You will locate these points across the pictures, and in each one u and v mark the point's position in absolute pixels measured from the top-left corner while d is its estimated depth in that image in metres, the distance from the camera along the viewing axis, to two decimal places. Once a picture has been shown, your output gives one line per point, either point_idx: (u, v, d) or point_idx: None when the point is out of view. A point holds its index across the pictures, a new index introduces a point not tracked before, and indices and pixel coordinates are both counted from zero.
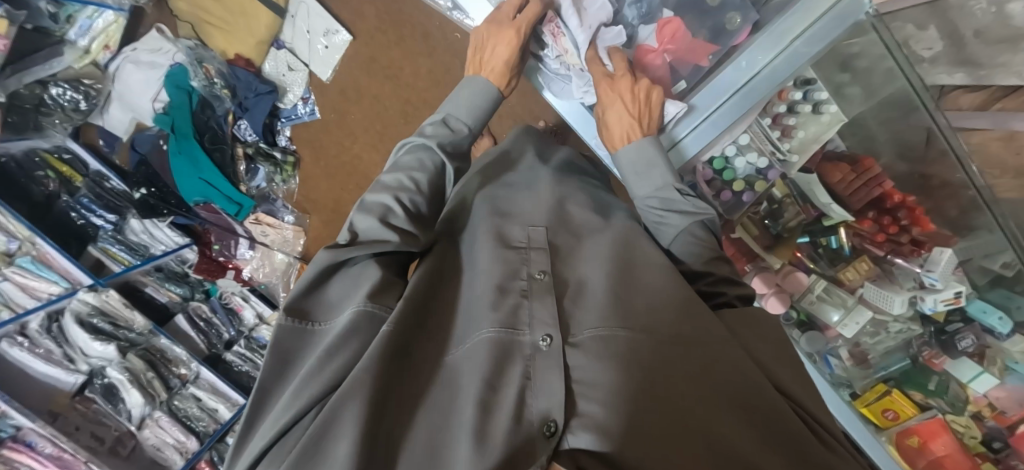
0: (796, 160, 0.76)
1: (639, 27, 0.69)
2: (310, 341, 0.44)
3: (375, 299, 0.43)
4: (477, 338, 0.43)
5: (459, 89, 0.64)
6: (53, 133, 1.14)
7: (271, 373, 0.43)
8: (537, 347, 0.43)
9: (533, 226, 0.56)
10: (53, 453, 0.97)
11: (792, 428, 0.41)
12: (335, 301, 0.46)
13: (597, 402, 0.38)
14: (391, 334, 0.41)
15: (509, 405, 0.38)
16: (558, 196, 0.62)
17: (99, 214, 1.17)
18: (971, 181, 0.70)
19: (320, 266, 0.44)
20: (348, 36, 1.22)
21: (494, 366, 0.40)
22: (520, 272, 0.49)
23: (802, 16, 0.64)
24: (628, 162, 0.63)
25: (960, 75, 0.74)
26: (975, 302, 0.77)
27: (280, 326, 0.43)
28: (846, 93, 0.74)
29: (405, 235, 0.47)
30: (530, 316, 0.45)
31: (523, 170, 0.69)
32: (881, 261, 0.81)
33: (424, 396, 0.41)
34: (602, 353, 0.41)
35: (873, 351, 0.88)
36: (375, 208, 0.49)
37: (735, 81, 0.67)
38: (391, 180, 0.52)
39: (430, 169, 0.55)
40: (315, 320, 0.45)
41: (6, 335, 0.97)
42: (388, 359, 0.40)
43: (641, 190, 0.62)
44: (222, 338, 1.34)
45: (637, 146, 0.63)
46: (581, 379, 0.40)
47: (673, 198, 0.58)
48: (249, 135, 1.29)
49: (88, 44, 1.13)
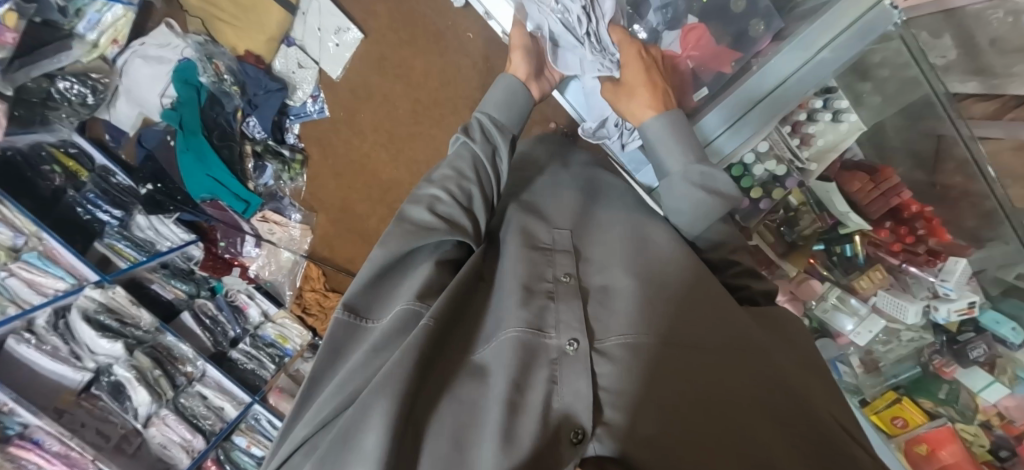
0: (815, 169, 0.77)
1: (664, 32, 0.69)
2: (360, 337, 0.45)
3: (423, 298, 0.43)
4: (503, 338, 0.42)
5: (493, 89, 0.63)
6: (59, 127, 1.13)
7: (322, 363, 0.43)
8: (564, 351, 0.42)
9: (557, 228, 0.55)
10: (59, 451, 0.93)
11: (837, 443, 0.39)
12: (390, 298, 0.47)
13: (621, 412, 0.37)
14: (430, 328, 0.40)
15: (535, 407, 0.38)
16: (579, 201, 0.62)
17: (105, 209, 1.16)
18: (991, 189, 0.69)
19: (374, 264, 0.45)
20: (359, 34, 1.23)
21: (521, 367, 0.40)
22: (546, 273, 0.49)
23: (829, 28, 0.63)
24: (658, 135, 0.58)
25: (974, 83, 0.77)
26: (989, 312, 0.77)
27: (339, 320, 0.44)
28: (866, 101, 0.75)
29: (453, 225, 0.49)
30: (556, 319, 0.45)
31: (547, 175, 0.68)
32: (895, 270, 0.82)
33: (450, 390, 0.40)
34: (629, 362, 0.40)
35: (884, 359, 0.88)
36: (424, 199, 0.50)
37: (763, 88, 0.65)
38: (438, 176, 0.53)
39: (469, 157, 0.55)
40: (368, 319, 0.46)
41: (12, 331, 0.95)
42: (422, 359, 0.39)
43: (676, 163, 0.56)
44: (228, 337, 1.30)
45: (669, 117, 0.58)
46: (608, 386, 0.39)
47: (713, 172, 0.54)
48: (258, 132, 1.28)
49: (97, 38, 1.12)
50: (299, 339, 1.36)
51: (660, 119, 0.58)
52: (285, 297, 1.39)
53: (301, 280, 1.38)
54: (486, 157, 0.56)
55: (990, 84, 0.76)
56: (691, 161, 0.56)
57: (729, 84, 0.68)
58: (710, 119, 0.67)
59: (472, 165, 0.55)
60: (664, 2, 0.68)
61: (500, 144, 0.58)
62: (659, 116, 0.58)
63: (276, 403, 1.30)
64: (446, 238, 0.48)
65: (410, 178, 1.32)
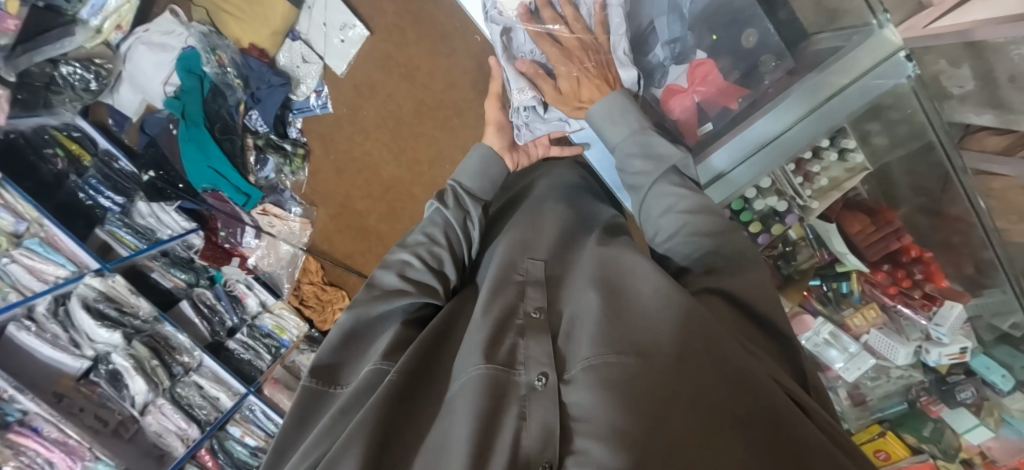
0: (818, 206, 0.76)
1: (671, 67, 0.69)
2: (330, 401, 0.47)
3: (390, 358, 0.47)
4: (470, 375, 0.43)
5: (468, 159, 0.66)
6: (62, 111, 1.12)
7: (289, 431, 0.46)
8: (533, 387, 0.43)
9: (533, 258, 0.60)
10: (57, 438, 0.94)
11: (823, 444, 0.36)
12: (360, 363, 0.50)
13: (592, 438, 0.36)
14: (396, 381, 0.43)
15: (505, 446, 0.38)
16: (562, 236, 0.66)
17: (107, 196, 1.15)
18: (977, 215, 0.71)
19: (343, 327, 0.49)
20: (364, 32, 1.22)
21: (491, 407, 0.40)
22: (518, 310, 0.51)
23: (836, 78, 0.61)
24: (600, 118, 0.63)
25: (989, 116, 0.79)
26: (980, 357, 0.77)
27: (306, 387, 0.46)
28: (872, 141, 0.73)
29: (425, 286, 0.54)
30: (525, 355, 0.46)
31: (530, 208, 0.71)
32: (891, 310, 0.81)
33: (424, 438, 0.41)
34: (597, 386, 0.39)
35: (871, 394, 0.86)
36: (394, 263, 0.55)
37: (767, 134, 0.64)
38: (412, 240, 0.57)
39: (442, 223, 0.59)
40: (337, 384, 0.48)
41: (13, 318, 0.97)
42: (388, 410, 0.41)
43: (617, 134, 0.62)
44: (225, 326, 1.32)
45: (608, 99, 0.63)
46: (580, 415, 0.39)
47: (651, 140, 0.60)
48: (261, 126, 1.28)
49: (100, 24, 1.11)
50: (296, 330, 1.39)
51: (598, 104, 0.63)
52: (284, 289, 1.40)
53: (300, 273, 1.40)
54: (457, 221, 0.59)
55: (1005, 119, 0.77)
56: (637, 130, 0.61)
57: (735, 121, 0.67)
58: (719, 156, 0.65)
59: (444, 231, 0.58)
60: (671, 38, 0.68)
61: (471, 211, 0.61)
62: (602, 100, 0.63)
63: (270, 394, 1.33)
64: (416, 300, 0.52)
65: (412, 178, 1.32)
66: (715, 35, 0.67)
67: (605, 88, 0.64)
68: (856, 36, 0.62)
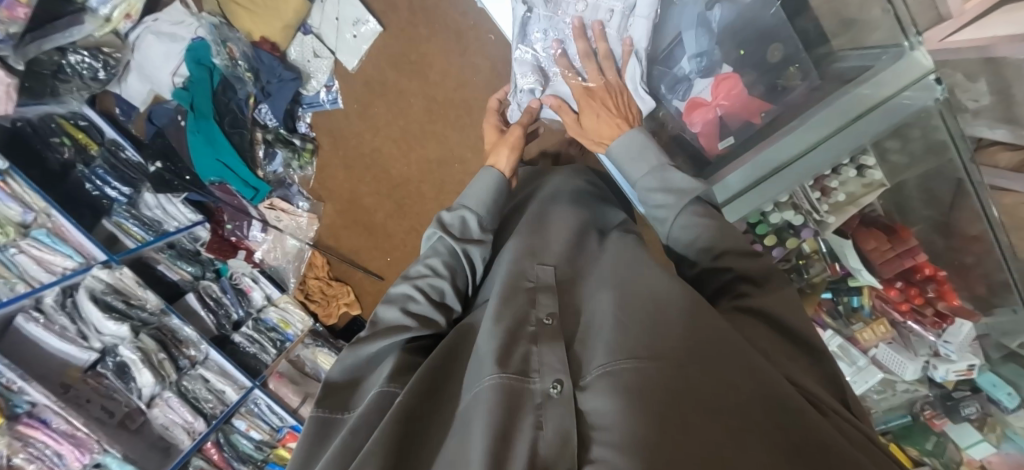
0: (833, 221, 0.76)
1: (697, 80, 0.73)
2: (338, 428, 0.47)
3: (400, 381, 0.47)
4: (482, 386, 0.42)
5: (476, 182, 0.66)
6: (70, 99, 1.11)
7: (299, 463, 0.44)
8: (548, 395, 0.42)
9: (542, 264, 0.58)
10: (67, 430, 0.94)
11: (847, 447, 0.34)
12: (365, 392, 0.51)
13: (610, 444, 0.34)
14: (406, 401, 0.42)
15: (523, 455, 0.37)
16: (575, 239, 0.65)
17: (113, 186, 1.14)
18: (991, 227, 0.70)
19: (339, 369, 0.51)
20: (377, 27, 1.22)
21: (507, 415, 0.39)
22: (529, 318, 0.50)
23: (861, 101, 0.62)
24: (620, 153, 0.64)
25: (1003, 131, 0.79)
26: (987, 374, 0.77)
27: (313, 416, 0.46)
28: (890, 159, 0.72)
29: (421, 320, 0.54)
30: (539, 363, 0.45)
31: (540, 213, 0.71)
32: (899, 325, 0.82)
33: (439, 453, 0.40)
34: (609, 390, 0.38)
35: (875, 407, 0.88)
36: (398, 297, 0.56)
37: (790, 153, 0.65)
38: (413, 273, 0.58)
39: (445, 254, 0.60)
40: (345, 411, 0.48)
41: (22, 309, 0.96)
42: (401, 426, 0.40)
43: (638, 172, 0.62)
44: (230, 319, 1.31)
45: (626, 135, 0.64)
46: (595, 422, 0.38)
47: (672, 175, 0.60)
48: (269, 120, 1.26)
49: (109, 13, 1.08)
50: (300, 325, 1.39)
51: (616, 142, 0.65)
52: (290, 284, 1.40)
53: (306, 267, 1.41)
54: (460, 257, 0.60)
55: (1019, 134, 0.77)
56: (663, 165, 0.61)
57: (757, 136, 0.70)
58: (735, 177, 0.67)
59: (444, 265, 0.59)
60: (700, 52, 0.73)
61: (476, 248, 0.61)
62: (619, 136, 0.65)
63: (276, 388, 1.33)
64: (418, 334, 0.52)
65: (421, 177, 1.31)
66: (743, 51, 0.73)
67: (624, 125, 0.66)
68: (886, 56, 0.63)
